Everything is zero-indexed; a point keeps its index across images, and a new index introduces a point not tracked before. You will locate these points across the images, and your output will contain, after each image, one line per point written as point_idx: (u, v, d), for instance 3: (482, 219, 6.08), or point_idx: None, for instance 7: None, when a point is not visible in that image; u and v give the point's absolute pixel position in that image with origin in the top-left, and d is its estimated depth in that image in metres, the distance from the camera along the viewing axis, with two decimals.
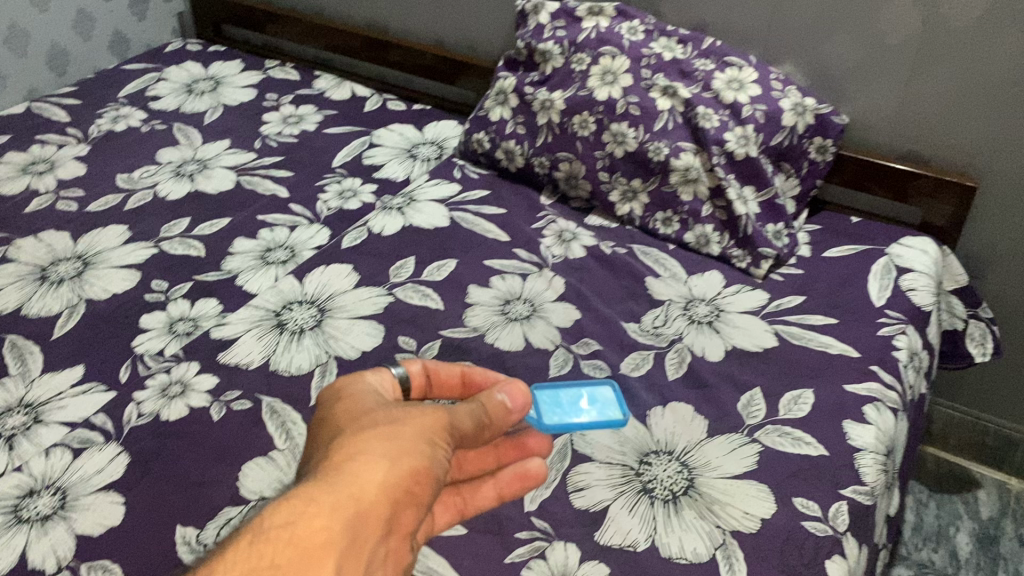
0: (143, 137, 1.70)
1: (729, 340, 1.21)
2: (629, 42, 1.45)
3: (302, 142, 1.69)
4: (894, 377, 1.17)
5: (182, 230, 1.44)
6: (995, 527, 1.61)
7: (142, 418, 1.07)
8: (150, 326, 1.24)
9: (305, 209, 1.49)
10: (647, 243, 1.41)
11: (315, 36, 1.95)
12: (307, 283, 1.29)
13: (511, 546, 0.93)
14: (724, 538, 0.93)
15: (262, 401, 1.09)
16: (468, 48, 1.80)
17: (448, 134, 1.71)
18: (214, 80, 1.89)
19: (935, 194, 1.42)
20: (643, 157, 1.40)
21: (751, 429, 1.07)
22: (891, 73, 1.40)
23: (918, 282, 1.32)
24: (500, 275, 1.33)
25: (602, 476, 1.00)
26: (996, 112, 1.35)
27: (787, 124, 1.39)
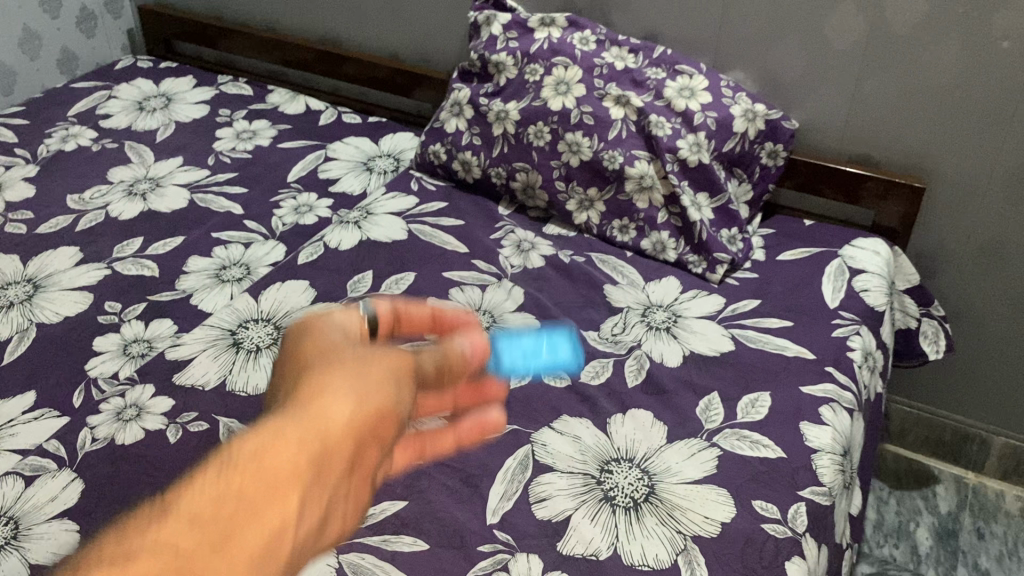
0: (94, 156, 1.67)
1: (687, 346, 1.22)
2: (582, 52, 1.46)
3: (256, 158, 1.67)
4: (848, 378, 1.18)
5: (135, 250, 1.42)
6: (953, 521, 1.64)
7: (95, 443, 1.05)
8: (103, 349, 1.22)
9: (260, 225, 1.48)
10: (605, 250, 1.42)
11: (268, 50, 1.94)
12: (264, 300, 1.27)
13: (474, 559, 0.92)
14: (686, 543, 0.94)
15: (219, 422, 1.07)
16: (422, 60, 1.80)
17: (404, 147, 1.71)
18: (166, 97, 1.87)
19: (885, 196, 1.45)
20: (598, 166, 1.41)
21: (710, 433, 1.08)
22: (839, 77, 1.42)
23: (871, 283, 1.35)
24: (459, 286, 1.32)
25: (563, 486, 1.00)
26: (942, 113, 1.37)
27: (738, 130, 1.41)
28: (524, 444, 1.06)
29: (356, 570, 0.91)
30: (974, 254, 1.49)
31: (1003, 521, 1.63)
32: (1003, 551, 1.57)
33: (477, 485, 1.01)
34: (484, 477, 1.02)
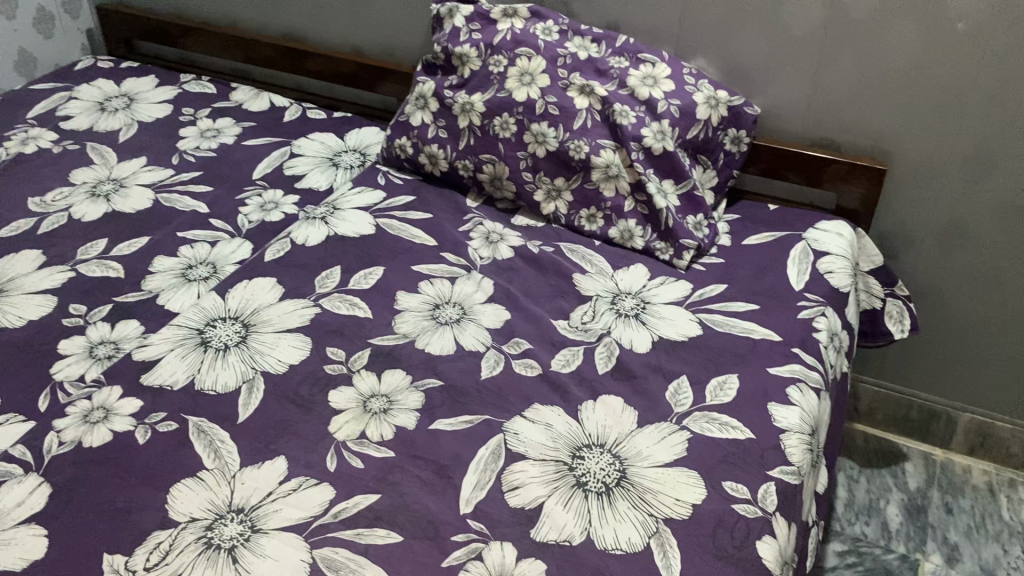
0: (55, 158, 1.65)
1: (655, 332, 1.22)
2: (545, 43, 1.46)
3: (221, 156, 1.66)
4: (815, 358, 1.20)
5: (100, 251, 1.41)
6: (922, 497, 1.67)
7: (63, 447, 1.04)
8: (69, 352, 1.20)
9: (226, 224, 1.47)
10: (573, 240, 1.43)
11: (230, 48, 1.93)
12: (231, 298, 1.27)
13: (448, 549, 0.93)
14: (657, 526, 0.95)
15: (188, 422, 1.07)
16: (387, 54, 1.80)
17: (370, 141, 1.71)
18: (127, 97, 1.84)
19: (847, 178, 1.47)
20: (564, 156, 1.42)
21: (680, 417, 1.09)
22: (799, 63, 1.43)
23: (835, 265, 1.36)
24: (428, 279, 1.32)
25: (536, 473, 1.00)
26: (901, 95, 1.39)
27: (701, 117, 1.43)
28: (496, 434, 1.06)
29: (329, 564, 0.91)
30: (936, 234, 1.52)
31: (970, 495, 1.67)
32: (970, 525, 1.61)
33: (449, 477, 1.01)
34: (457, 468, 1.02)
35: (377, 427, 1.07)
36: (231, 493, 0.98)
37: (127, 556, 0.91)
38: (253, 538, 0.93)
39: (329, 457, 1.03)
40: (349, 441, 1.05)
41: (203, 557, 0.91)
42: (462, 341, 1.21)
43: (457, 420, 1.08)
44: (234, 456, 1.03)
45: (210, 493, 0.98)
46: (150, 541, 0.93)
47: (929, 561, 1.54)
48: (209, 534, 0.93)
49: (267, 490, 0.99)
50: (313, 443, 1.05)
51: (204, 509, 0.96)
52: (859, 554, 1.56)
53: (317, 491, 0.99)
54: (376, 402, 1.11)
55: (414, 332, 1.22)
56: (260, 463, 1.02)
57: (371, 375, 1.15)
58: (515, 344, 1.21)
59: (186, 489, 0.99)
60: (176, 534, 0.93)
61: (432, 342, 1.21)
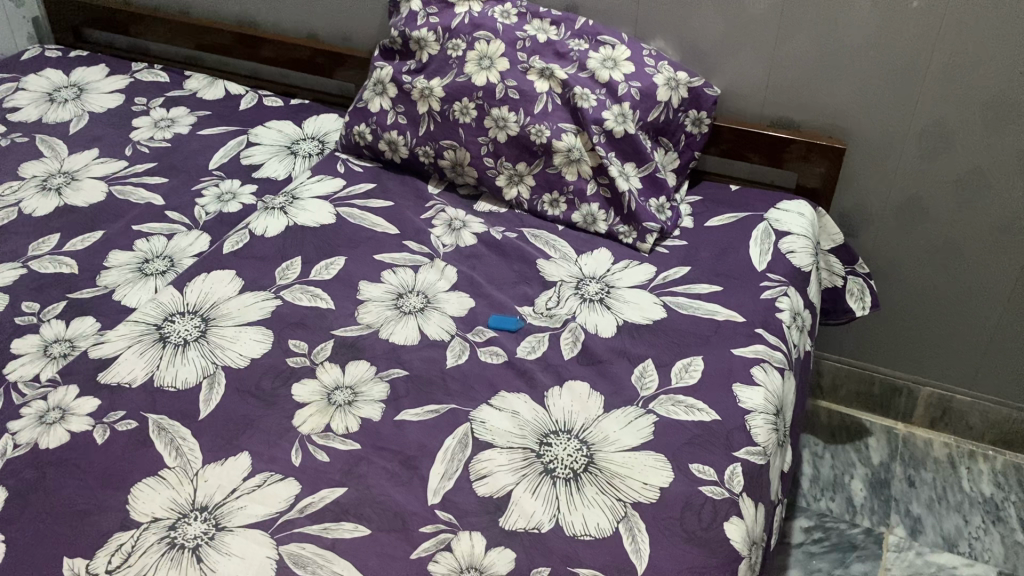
0: (3, 152, 1.60)
1: (620, 316, 1.22)
2: (503, 26, 1.44)
3: (175, 147, 1.62)
4: (778, 338, 1.21)
5: (52, 247, 1.37)
6: (885, 471, 1.69)
7: (18, 449, 1.01)
8: (22, 351, 1.17)
9: (182, 216, 1.44)
10: (537, 225, 1.42)
11: (183, 35, 1.88)
12: (189, 292, 1.24)
13: (416, 541, 0.92)
14: (626, 510, 0.95)
15: (148, 419, 1.05)
16: (344, 39, 1.77)
17: (329, 128, 1.68)
18: (77, 87, 1.79)
19: (807, 157, 1.48)
20: (525, 141, 1.41)
21: (646, 400, 1.09)
22: (757, 42, 1.44)
23: (797, 244, 1.37)
24: (391, 268, 1.31)
25: (503, 461, 1.00)
26: (857, 73, 1.40)
27: (661, 99, 1.42)
28: (462, 422, 1.06)
29: (296, 560, 0.90)
30: (894, 211, 1.53)
31: (931, 468, 1.70)
32: (932, 497, 1.64)
33: (417, 467, 1.00)
34: (424, 458, 1.01)
35: (342, 419, 1.06)
36: (194, 491, 0.97)
37: (88, 559, 0.90)
38: (218, 537, 0.92)
39: (294, 451, 1.02)
40: (314, 434, 1.04)
41: (166, 558, 0.89)
42: (426, 330, 1.20)
43: (423, 409, 1.08)
44: (196, 454, 1.01)
45: (172, 492, 0.96)
46: (111, 543, 0.91)
47: (893, 533, 1.57)
48: (172, 535, 0.92)
49: (231, 487, 0.97)
50: (277, 438, 1.03)
51: (167, 508, 0.95)
52: (825, 530, 1.58)
53: (282, 486, 0.98)
54: (340, 394, 1.09)
55: (378, 322, 1.21)
56: (223, 459, 1.00)
57: (334, 367, 1.14)
58: (480, 333, 1.20)
59: (147, 488, 0.97)
60: (139, 535, 0.92)
61: (396, 332, 1.20)
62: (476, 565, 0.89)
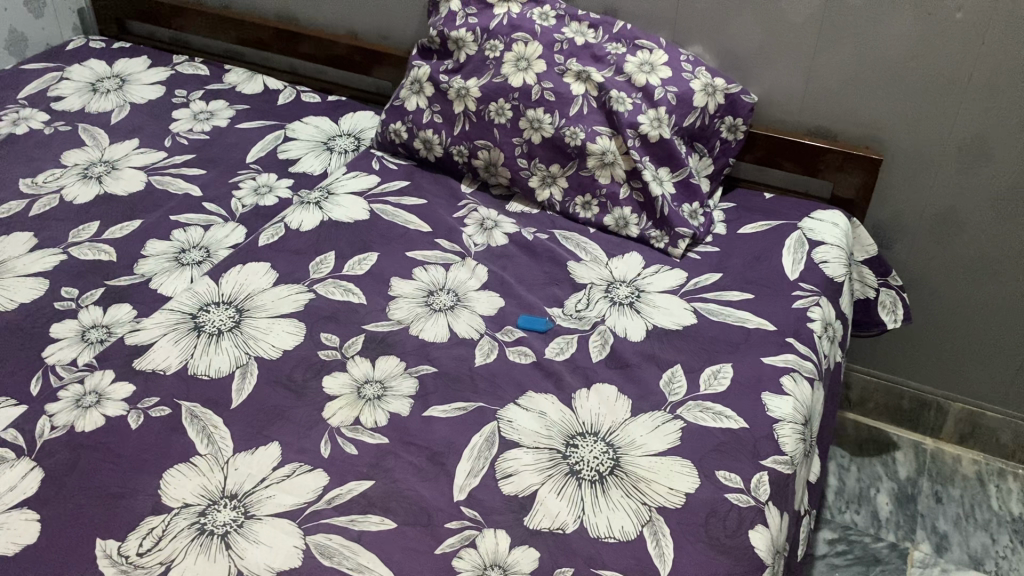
0: (46, 140, 1.63)
1: (650, 320, 1.22)
2: (541, 28, 1.45)
3: (214, 140, 1.65)
4: (808, 348, 1.20)
5: (92, 234, 1.40)
6: (912, 485, 1.68)
7: (55, 431, 1.03)
8: (61, 336, 1.20)
9: (219, 207, 1.46)
10: (568, 227, 1.42)
11: (224, 29, 1.91)
12: (224, 283, 1.26)
13: (441, 536, 0.93)
14: (650, 514, 0.95)
15: (181, 407, 1.07)
16: (382, 38, 1.78)
17: (365, 125, 1.69)
18: (119, 78, 1.82)
19: (842, 167, 1.47)
20: (560, 143, 1.41)
21: (674, 406, 1.09)
22: (796, 51, 1.43)
23: (830, 254, 1.36)
24: (422, 266, 1.32)
25: (529, 461, 1.00)
26: (897, 85, 1.39)
27: (698, 105, 1.42)
28: (489, 421, 1.06)
29: (323, 551, 0.91)
30: (930, 223, 1.52)
31: (959, 485, 1.68)
32: (959, 514, 1.62)
33: (443, 464, 1.01)
34: (450, 455, 1.02)
35: (371, 413, 1.07)
36: (224, 478, 0.98)
37: (120, 541, 0.91)
38: (246, 525, 0.93)
39: (322, 443, 1.03)
40: (343, 426, 1.05)
41: (195, 543, 0.91)
42: (456, 328, 1.21)
43: (451, 406, 1.08)
44: (227, 442, 1.02)
45: (202, 479, 0.98)
46: (143, 526, 0.93)
47: (918, 549, 1.56)
48: (202, 521, 0.93)
49: (261, 476, 0.99)
50: (307, 429, 1.05)
51: (197, 494, 0.96)
52: (849, 542, 1.57)
53: (310, 477, 0.99)
54: (370, 387, 1.11)
55: (408, 319, 1.22)
56: (254, 448, 1.02)
57: (365, 361, 1.15)
58: (508, 332, 1.21)
59: (178, 474, 0.98)
60: (169, 520, 0.93)
61: (426, 328, 1.21)
62: (500, 563, 0.90)
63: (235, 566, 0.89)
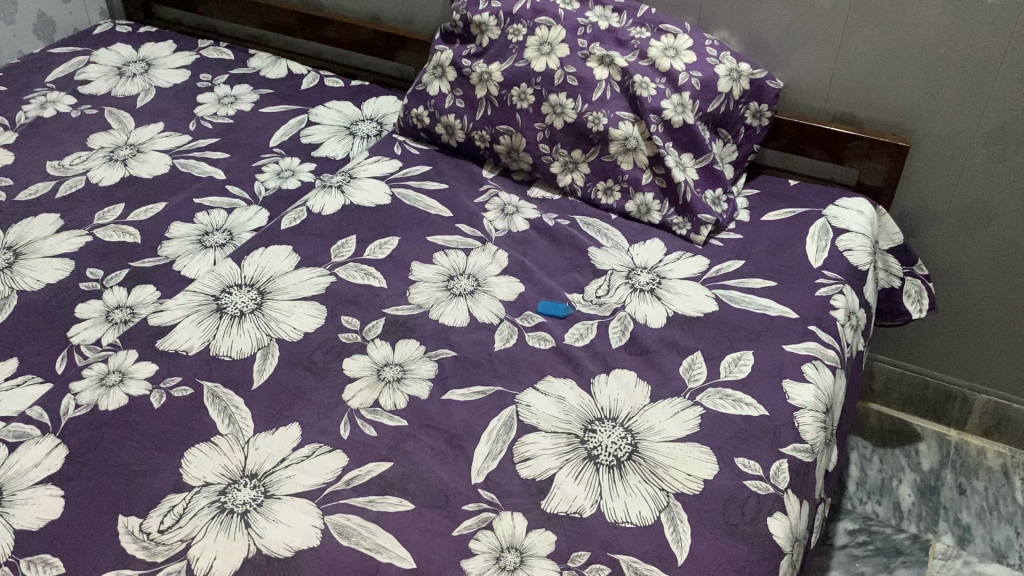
0: (73, 123, 1.65)
1: (671, 307, 1.22)
2: (565, 12, 1.44)
3: (237, 124, 1.66)
4: (831, 336, 1.19)
5: (117, 216, 1.41)
6: (935, 477, 1.66)
7: (79, 409, 1.05)
8: (85, 316, 1.21)
9: (242, 191, 1.47)
10: (590, 213, 1.42)
11: (248, 13, 1.91)
12: (247, 265, 1.27)
13: (458, 518, 0.93)
14: (668, 500, 0.95)
15: (203, 387, 1.08)
16: (405, 22, 1.78)
17: (387, 110, 1.69)
18: (145, 62, 1.84)
19: (869, 155, 1.45)
20: (582, 128, 1.40)
21: (694, 392, 1.08)
22: (823, 36, 1.41)
23: (855, 242, 1.35)
24: (443, 250, 1.32)
25: (547, 445, 1.00)
26: (927, 72, 1.37)
27: (722, 90, 1.40)
28: (508, 405, 1.06)
29: (341, 530, 0.92)
30: (958, 212, 1.50)
31: (983, 477, 1.66)
32: (983, 506, 1.60)
33: (462, 447, 1.01)
34: (469, 438, 1.02)
35: (390, 396, 1.07)
36: (245, 458, 0.99)
37: (142, 518, 0.93)
38: (266, 504, 0.94)
39: (342, 424, 1.04)
40: (362, 408, 1.06)
41: (216, 521, 0.92)
42: (476, 313, 1.21)
43: (470, 390, 1.09)
44: (248, 422, 1.03)
45: (223, 458, 0.99)
46: (164, 504, 0.94)
47: (940, 541, 1.54)
48: (222, 500, 0.94)
49: (281, 456, 0.99)
50: (327, 410, 1.05)
51: (218, 473, 0.97)
52: (870, 533, 1.55)
53: (329, 457, 0.99)
54: (390, 370, 1.11)
55: (428, 303, 1.22)
56: (274, 429, 1.03)
57: (384, 344, 1.15)
58: (528, 318, 1.20)
59: (199, 453, 0.99)
60: (190, 498, 0.94)
61: (446, 313, 1.21)
62: (517, 546, 0.90)
63: (255, 544, 0.90)
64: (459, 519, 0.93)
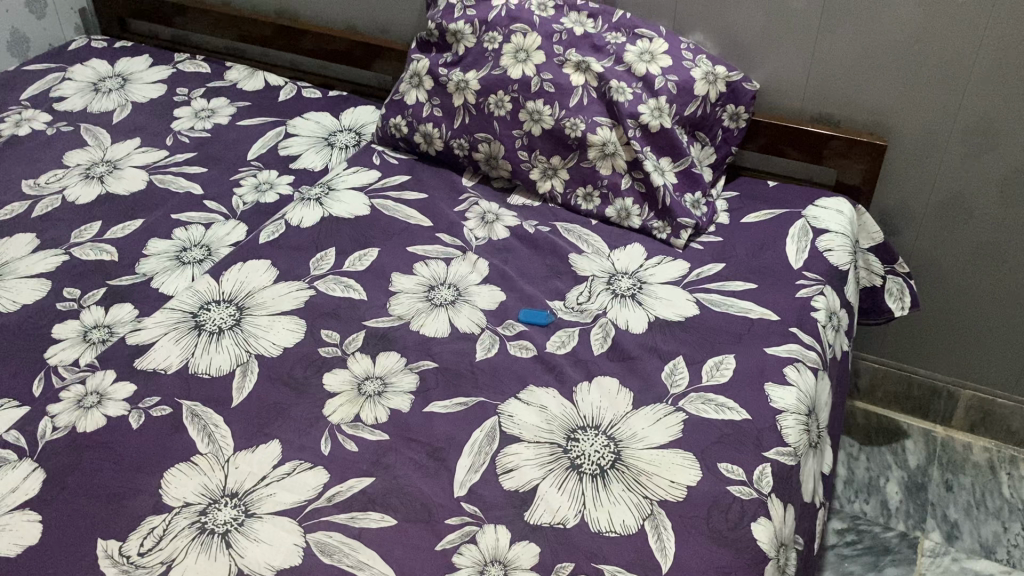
0: (49, 140, 1.64)
1: (652, 312, 1.21)
2: (540, 19, 1.44)
3: (214, 137, 1.65)
4: (812, 337, 1.19)
5: (94, 234, 1.40)
6: (922, 474, 1.66)
7: (56, 432, 1.04)
8: (63, 336, 1.20)
9: (220, 205, 1.46)
10: (570, 219, 1.41)
11: (225, 26, 1.90)
12: (225, 281, 1.26)
13: (441, 533, 0.92)
14: (652, 508, 0.94)
15: (182, 406, 1.07)
16: (382, 31, 1.78)
17: (366, 120, 1.69)
18: (121, 77, 1.83)
19: (847, 154, 1.45)
20: (560, 134, 1.40)
21: (676, 398, 1.08)
22: (798, 37, 1.41)
23: (835, 242, 1.35)
24: (423, 261, 1.31)
25: (530, 456, 1.00)
26: (902, 70, 1.37)
27: (699, 93, 1.40)
28: (490, 416, 1.06)
29: (323, 548, 0.91)
30: (938, 210, 1.50)
31: (970, 473, 1.66)
32: (970, 502, 1.60)
33: (444, 459, 1.00)
34: (451, 450, 1.01)
35: (372, 410, 1.07)
36: (225, 477, 0.98)
37: (121, 541, 0.92)
38: (247, 523, 0.93)
39: (323, 440, 1.03)
40: (344, 423, 1.05)
41: (196, 542, 0.91)
42: (457, 323, 1.20)
43: (452, 402, 1.08)
44: (228, 440, 1.02)
45: (203, 478, 0.98)
46: (143, 526, 0.93)
47: (929, 538, 1.54)
48: (202, 520, 0.93)
49: (261, 474, 0.98)
50: (308, 426, 1.04)
51: (198, 493, 0.96)
52: (858, 532, 1.56)
53: (311, 474, 0.99)
54: (370, 384, 1.10)
55: (409, 314, 1.22)
56: (255, 447, 1.02)
57: (365, 357, 1.15)
58: (510, 327, 1.20)
59: (179, 474, 0.98)
60: (170, 520, 0.93)
61: (427, 324, 1.20)
62: (500, 559, 0.90)
63: (236, 564, 0.89)
64: (442, 533, 0.92)
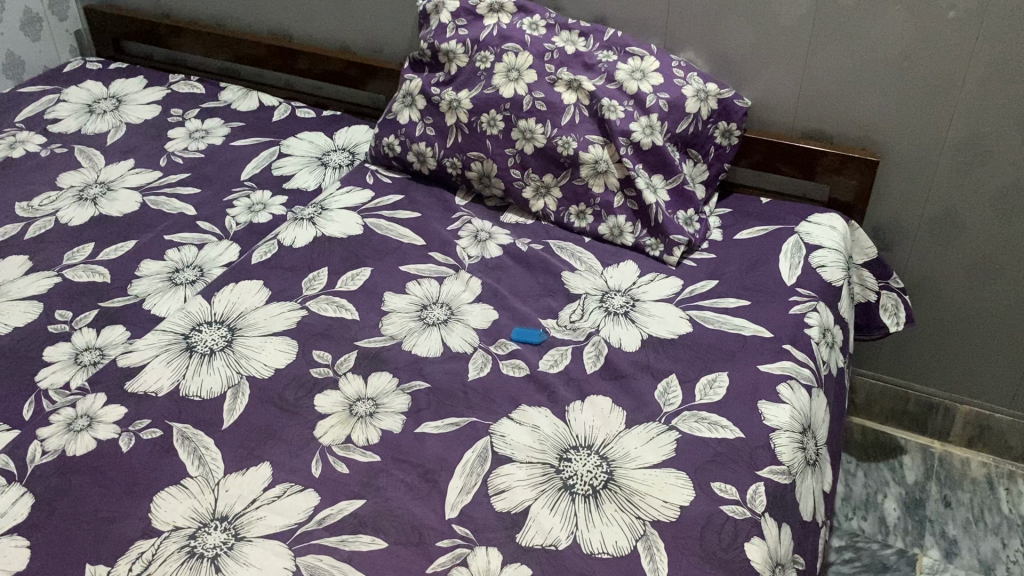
0: (42, 162, 1.64)
1: (645, 330, 1.21)
2: (531, 38, 1.44)
3: (208, 158, 1.65)
4: (806, 355, 1.19)
5: (87, 256, 1.40)
6: (920, 490, 1.65)
7: (45, 456, 1.03)
8: (53, 359, 1.20)
9: (213, 226, 1.46)
10: (563, 237, 1.41)
11: (219, 47, 1.91)
12: (217, 302, 1.26)
13: (432, 555, 0.92)
14: (645, 529, 0.94)
15: (172, 428, 1.06)
16: (375, 52, 1.78)
17: (359, 139, 1.69)
18: (115, 98, 1.83)
19: (839, 170, 1.45)
20: (553, 152, 1.40)
21: (669, 417, 1.07)
22: (788, 54, 1.42)
23: (827, 258, 1.35)
24: (416, 280, 1.31)
25: (522, 477, 0.99)
26: (891, 85, 1.38)
27: (690, 111, 1.41)
28: (482, 436, 1.05)
29: (313, 572, 0.90)
30: (929, 225, 1.50)
31: (968, 488, 1.65)
32: (969, 518, 1.59)
33: (435, 480, 1.00)
34: (442, 471, 1.01)
35: (363, 431, 1.06)
36: (215, 500, 0.97)
37: (109, 567, 0.91)
38: (236, 547, 0.92)
39: (314, 462, 1.02)
40: (335, 445, 1.04)
41: (185, 566, 0.90)
42: (449, 342, 1.20)
43: (443, 422, 1.07)
44: (218, 463, 1.02)
45: (193, 502, 0.97)
46: (132, 551, 0.92)
47: (927, 555, 1.53)
48: (191, 544, 0.92)
49: (251, 497, 0.98)
50: (299, 448, 1.04)
51: (188, 517, 0.95)
52: (856, 549, 1.54)
53: (300, 497, 0.98)
54: (362, 405, 1.10)
55: (402, 334, 1.21)
56: (244, 469, 1.01)
57: (357, 378, 1.14)
58: (502, 346, 1.20)
59: (168, 498, 0.98)
60: (159, 544, 0.92)
61: (419, 343, 1.20)
62: None
63: None
64: (433, 555, 0.92)
